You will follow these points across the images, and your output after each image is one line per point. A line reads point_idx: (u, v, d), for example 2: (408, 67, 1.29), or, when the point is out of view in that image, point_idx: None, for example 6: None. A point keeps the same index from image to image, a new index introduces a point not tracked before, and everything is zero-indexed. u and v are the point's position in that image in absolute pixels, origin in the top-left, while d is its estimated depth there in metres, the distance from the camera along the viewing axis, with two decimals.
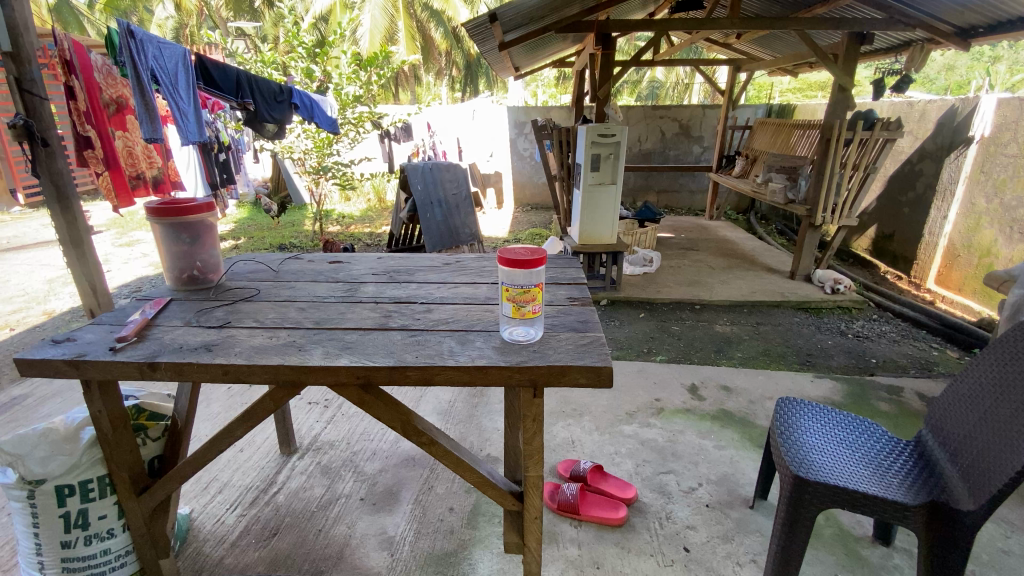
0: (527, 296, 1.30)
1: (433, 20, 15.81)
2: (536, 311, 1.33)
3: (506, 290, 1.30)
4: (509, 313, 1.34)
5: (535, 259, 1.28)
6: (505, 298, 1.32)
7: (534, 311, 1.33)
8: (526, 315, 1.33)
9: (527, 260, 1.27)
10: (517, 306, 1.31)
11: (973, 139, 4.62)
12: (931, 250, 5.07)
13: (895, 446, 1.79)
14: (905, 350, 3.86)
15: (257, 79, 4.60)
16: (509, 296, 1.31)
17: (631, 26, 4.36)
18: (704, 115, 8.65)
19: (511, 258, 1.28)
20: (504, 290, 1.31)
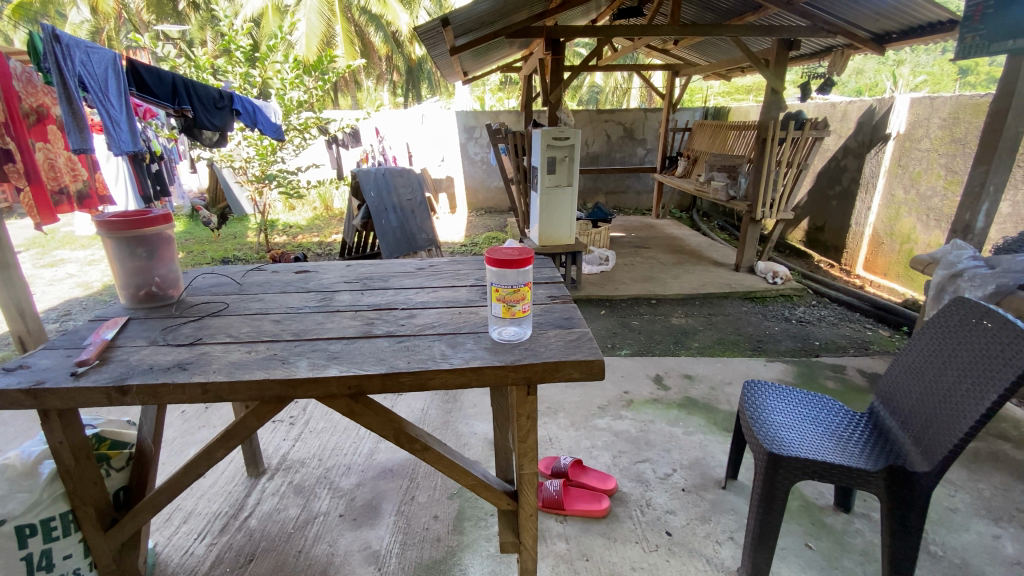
0: (517, 296, 1.31)
1: (372, 25, 15.43)
2: (526, 309, 1.35)
3: (495, 292, 1.31)
4: (499, 314, 1.34)
5: (523, 258, 1.29)
6: (494, 298, 1.33)
7: (524, 309, 1.34)
8: (515, 314, 1.34)
9: (515, 259, 1.28)
10: (507, 306, 1.32)
11: (890, 136, 5.06)
12: (858, 239, 5.50)
13: (851, 419, 1.93)
14: (843, 332, 4.18)
15: (194, 84, 4.35)
16: (498, 297, 1.31)
17: (579, 32, 4.47)
18: (646, 119, 8.98)
19: (499, 258, 1.29)
20: (493, 291, 1.32)
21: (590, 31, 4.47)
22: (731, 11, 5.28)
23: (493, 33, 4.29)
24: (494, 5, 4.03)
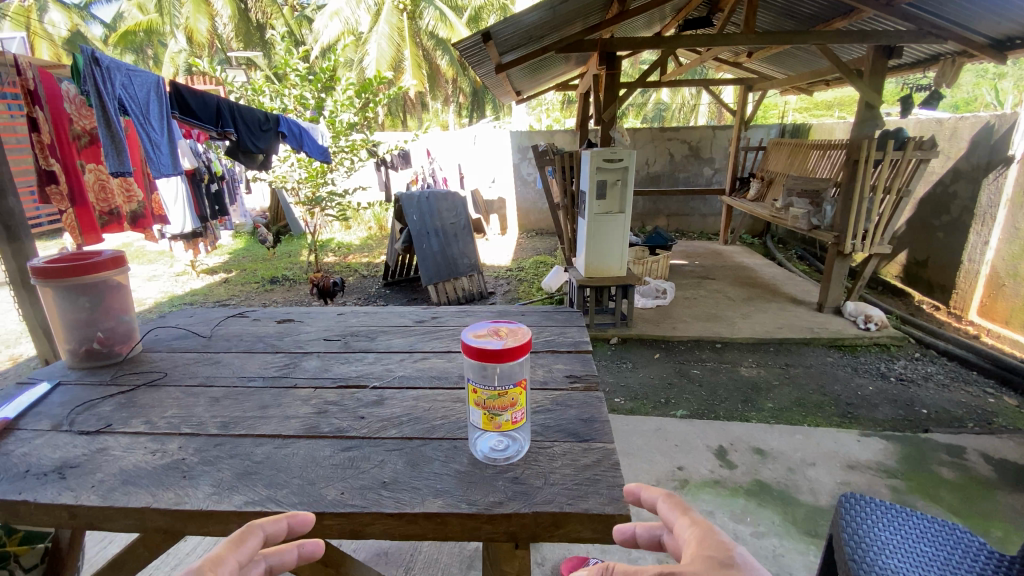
0: (505, 401, 0.91)
1: (439, 49, 15.60)
2: (518, 421, 0.93)
3: (473, 392, 0.92)
4: (478, 425, 0.94)
5: (516, 349, 0.89)
6: (471, 401, 0.93)
7: (514, 421, 0.93)
8: (501, 428, 0.93)
9: (504, 350, 0.88)
10: (488, 414, 0.91)
11: (1014, 159, 4.18)
12: (972, 279, 4.60)
13: (982, 563, 1.39)
14: (957, 397, 3.39)
15: (239, 107, 4.32)
16: (477, 400, 0.91)
17: (638, 44, 4.03)
18: (715, 137, 8.31)
19: (479, 346, 0.89)
20: (471, 390, 0.92)
21: (650, 43, 4.03)
22: (816, 17, 4.66)
23: (542, 48, 3.96)
24: (541, 17, 3.69)
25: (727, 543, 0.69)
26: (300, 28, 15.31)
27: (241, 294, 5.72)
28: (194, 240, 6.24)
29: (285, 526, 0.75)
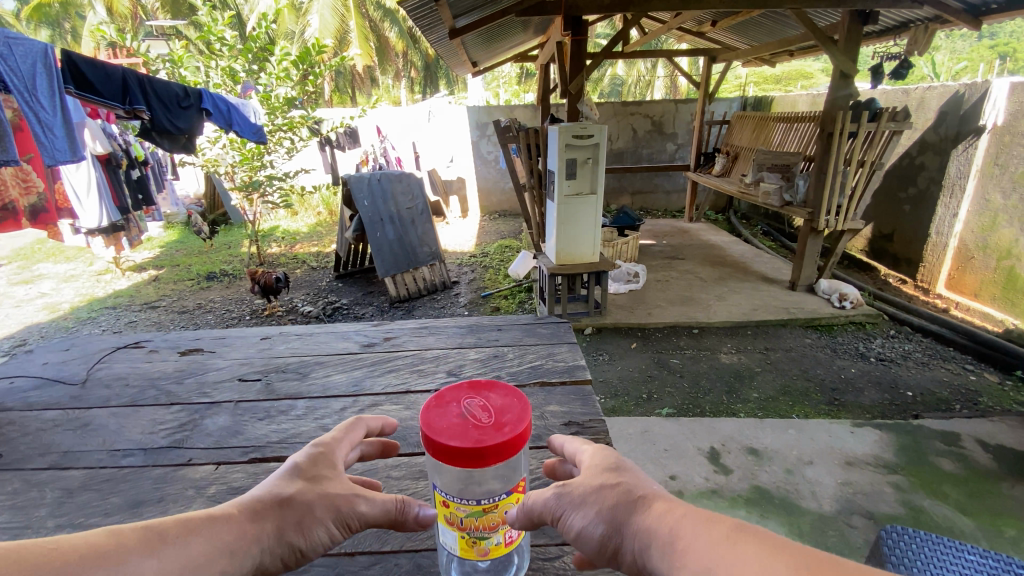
0: (494, 520, 0.63)
1: (387, 20, 14.59)
2: (510, 541, 0.66)
3: (445, 506, 0.63)
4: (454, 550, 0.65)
5: (509, 444, 0.60)
6: (441, 517, 0.65)
7: (503, 542, 0.65)
8: (487, 555, 0.65)
9: (493, 448, 0.59)
10: (466, 537, 0.63)
11: (984, 129, 4.12)
12: (939, 252, 4.57)
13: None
14: (938, 376, 3.32)
15: (150, 79, 3.71)
16: (451, 520, 0.63)
17: (606, 7, 3.68)
18: (677, 111, 8.11)
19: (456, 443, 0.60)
20: (441, 504, 0.63)
21: (619, 5, 3.69)
22: None
23: (502, 10, 3.55)
24: None
25: (619, 454, 0.71)
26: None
27: (173, 294, 5.10)
28: (115, 235, 5.52)
29: (381, 427, 0.82)
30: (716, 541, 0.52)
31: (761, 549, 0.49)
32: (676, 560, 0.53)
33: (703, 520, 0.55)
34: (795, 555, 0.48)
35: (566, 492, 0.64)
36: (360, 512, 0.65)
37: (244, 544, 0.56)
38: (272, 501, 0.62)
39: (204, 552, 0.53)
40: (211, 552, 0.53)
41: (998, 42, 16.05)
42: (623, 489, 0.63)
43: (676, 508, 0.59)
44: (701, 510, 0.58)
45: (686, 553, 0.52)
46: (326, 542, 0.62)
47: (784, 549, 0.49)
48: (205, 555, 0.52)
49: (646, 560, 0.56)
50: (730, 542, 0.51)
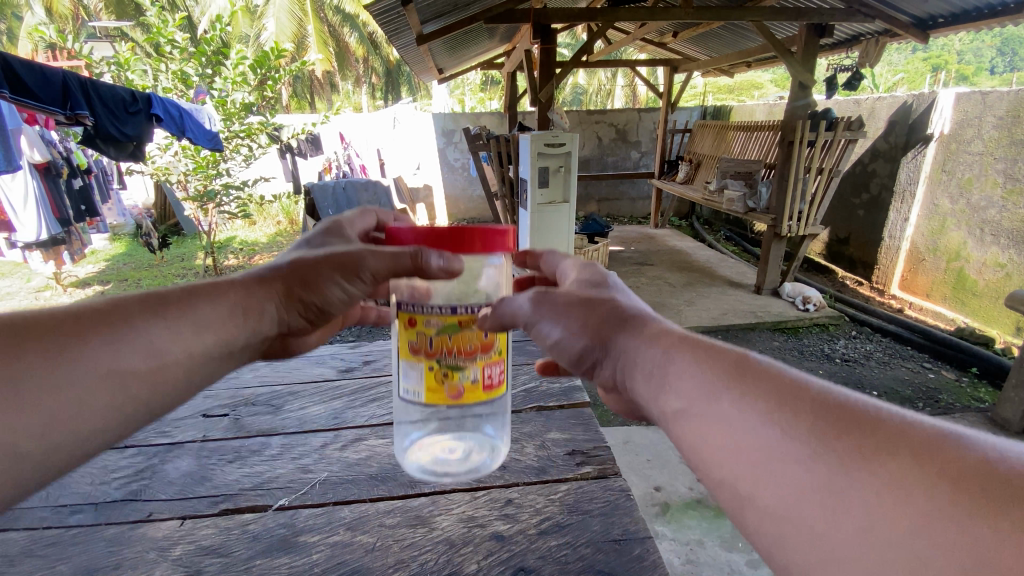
0: (466, 351, 0.65)
1: (347, 25, 14.27)
2: (484, 387, 0.67)
3: (411, 327, 0.64)
4: (422, 394, 0.66)
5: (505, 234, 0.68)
6: (408, 351, 0.66)
7: (477, 385, 0.66)
8: (458, 397, 0.66)
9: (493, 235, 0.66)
10: (437, 368, 0.64)
11: (932, 137, 4.34)
12: (893, 254, 4.78)
13: None
14: (900, 374, 3.45)
15: (94, 82, 3.46)
16: (417, 345, 0.65)
17: (575, 15, 3.68)
18: (640, 120, 8.25)
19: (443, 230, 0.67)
20: (407, 326, 0.65)
21: (587, 14, 3.69)
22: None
23: (470, 17, 3.50)
24: None
25: (608, 277, 0.77)
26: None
27: None
28: (55, 249, 5.16)
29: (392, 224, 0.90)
30: (730, 411, 0.51)
31: (765, 375, 0.52)
32: (688, 433, 0.53)
33: (711, 384, 0.54)
34: (814, 415, 0.46)
35: (553, 313, 0.67)
36: (370, 265, 0.69)
37: (242, 309, 0.68)
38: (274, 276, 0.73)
39: (215, 313, 0.66)
40: (210, 315, 0.65)
41: (930, 57, 17.14)
42: (614, 308, 0.68)
43: (678, 356, 0.58)
44: (703, 349, 0.58)
45: (698, 423, 0.53)
46: (339, 299, 0.73)
47: (801, 404, 0.47)
48: (214, 314, 0.65)
49: (647, 399, 0.61)
50: (734, 375, 0.53)
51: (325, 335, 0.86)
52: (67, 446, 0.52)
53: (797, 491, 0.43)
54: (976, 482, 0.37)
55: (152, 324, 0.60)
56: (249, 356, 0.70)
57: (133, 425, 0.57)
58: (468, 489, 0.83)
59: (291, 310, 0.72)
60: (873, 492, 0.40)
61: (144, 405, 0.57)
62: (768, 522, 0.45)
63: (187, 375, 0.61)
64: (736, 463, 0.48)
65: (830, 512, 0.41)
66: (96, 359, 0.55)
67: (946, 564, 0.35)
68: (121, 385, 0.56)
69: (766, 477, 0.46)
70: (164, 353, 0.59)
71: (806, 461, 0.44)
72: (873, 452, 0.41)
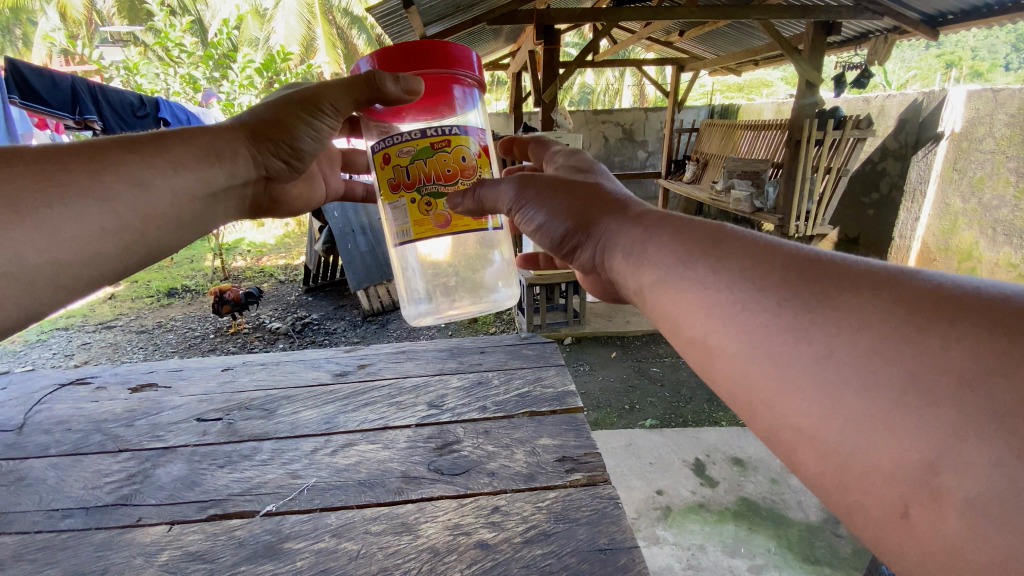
0: (444, 176, 0.77)
1: (356, 29, 13.36)
2: (466, 209, 0.79)
3: (387, 165, 0.77)
4: (411, 229, 0.78)
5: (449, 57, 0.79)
6: (390, 190, 0.78)
7: (460, 209, 0.79)
8: (446, 224, 0.78)
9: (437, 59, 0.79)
10: (421, 200, 0.77)
11: (942, 135, 4.26)
12: (903, 254, 4.71)
13: None
14: None
15: (101, 86, 3.48)
16: (396, 181, 0.77)
17: (578, 16, 3.66)
18: (647, 119, 8.21)
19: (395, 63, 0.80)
20: (383, 165, 0.77)
21: (590, 15, 3.68)
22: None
23: (472, 19, 3.50)
24: None
25: (593, 167, 0.83)
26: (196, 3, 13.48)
27: (130, 312, 4.81)
28: None
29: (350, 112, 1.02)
30: (704, 272, 0.50)
31: (739, 240, 0.51)
32: (661, 304, 0.54)
33: (683, 252, 0.53)
34: (784, 267, 0.45)
35: (537, 197, 0.73)
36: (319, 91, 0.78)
37: (216, 151, 0.74)
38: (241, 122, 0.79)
39: (193, 156, 0.72)
40: (187, 155, 0.71)
41: (943, 52, 16.82)
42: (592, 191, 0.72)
43: (656, 231, 0.59)
44: (679, 223, 0.58)
45: (668, 290, 0.53)
46: (305, 133, 0.81)
47: (775, 259, 0.46)
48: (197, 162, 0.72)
49: (625, 274, 0.62)
50: (709, 240, 0.52)
51: (297, 191, 0.96)
52: (81, 264, 0.61)
53: (761, 334, 0.43)
54: (940, 306, 0.36)
55: (134, 159, 0.65)
56: (227, 199, 0.78)
57: (130, 252, 0.66)
58: (455, 496, 0.83)
59: (264, 154, 0.80)
60: (835, 327, 0.39)
61: (139, 235, 0.66)
62: (732, 372, 0.45)
63: (173, 206, 0.69)
64: (703, 320, 0.47)
65: (790, 348, 0.41)
66: (99, 184, 0.62)
67: (901, 377, 0.35)
68: (115, 210, 0.63)
69: (733, 327, 0.45)
70: (151, 186, 0.66)
71: (770, 307, 0.43)
72: (834, 289, 0.41)
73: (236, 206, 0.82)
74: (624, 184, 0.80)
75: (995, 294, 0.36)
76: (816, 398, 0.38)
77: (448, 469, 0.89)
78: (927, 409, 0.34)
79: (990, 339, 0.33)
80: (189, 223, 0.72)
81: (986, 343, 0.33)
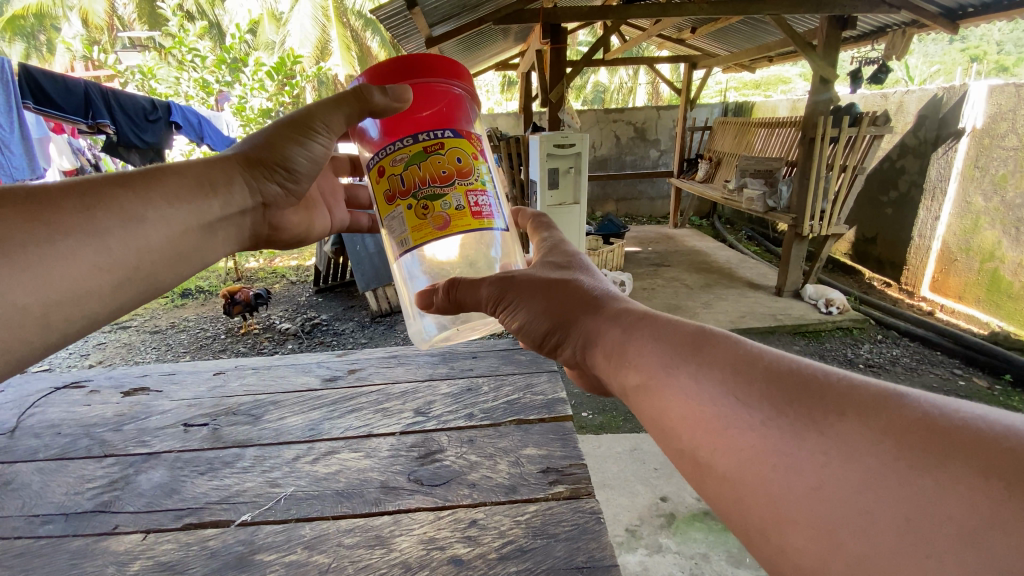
0: (440, 178, 0.74)
1: (369, 29, 13.79)
2: (465, 210, 0.75)
3: (382, 176, 0.76)
4: (410, 236, 0.75)
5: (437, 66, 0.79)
6: (386, 202, 0.76)
7: (460, 209, 0.75)
8: (446, 225, 0.74)
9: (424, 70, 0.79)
10: (415, 205, 0.74)
11: (963, 132, 4.16)
12: (923, 255, 4.57)
13: None
14: (928, 382, 3.28)
15: (116, 92, 3.53)
16: (391, 191, 0.75)
17: (585, 14, 3.62)
18: (659, 118, 8.11)
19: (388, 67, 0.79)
20: (379, 178, 0.76)
21: (597, 13, 3.64)
22: None
23: (478, 19, 3.48)
24: None
25: (576, 256, 0.81)
26: (214, 8, 13.68)
27: (145, 313, 4.87)
28: None
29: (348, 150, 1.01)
30: (687, 381, 0.50)
31: (718, 347, 0.51)
32: (647, 413, 0.52)
33: (667, 358, 0.53)
34: (767, 385, 0.45)
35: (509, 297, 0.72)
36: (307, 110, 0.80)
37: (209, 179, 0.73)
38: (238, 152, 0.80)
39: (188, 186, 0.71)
40: (182, 185, 0.70)
41: (967, 46, 16.35)
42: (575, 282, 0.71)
43: (640, 330, 0.58)
44: (661, 323, 0.58)
45: (653, 396, 0.52)
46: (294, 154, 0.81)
47: (755, 371, 0.47)
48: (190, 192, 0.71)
49: (608, 374, 0.61)
50: (689, 347, 0.53)
51: (297, 220, 0.94)
52: (68, 304, 0.58)
53: (749, 456, 0.42)
54: (921, 434, 0.37)
55: (126, 194, 0.64)
56: (225, 228, 0.76)
57: (121, 293, 0.63)
58: (433, 508, 0.81)
59: (259, 179, 0.80)
60: (819, 451, 0.39)
61: (133, 273, 0.63)
62: (722, 494, 0.43)
63: (168, 241, 0.66)
64: (691, 432, 0.47)
65: (779, 475, 0.40)
66: (91, 221, 0.59)
67: (895, 520, 0.35)
68: (105, 248, 0.60)
69: (721, 446, 0.44)
70: (146, 221, 0.64)
71: (758, 426, 0.43)
72: (820, 414, 0.41)
73: (237, 239, 0.80)
74: (607, 278, 0.78)
75: (973, 420, 0.36)
76: (811, 527, 0.37)
77: (428, 480, 0.87)
78: (929, 560, 0.33)
79: (969, 474, 0.34)
80: (185, 257, 0.69)
81: (971, 476, 0.34)
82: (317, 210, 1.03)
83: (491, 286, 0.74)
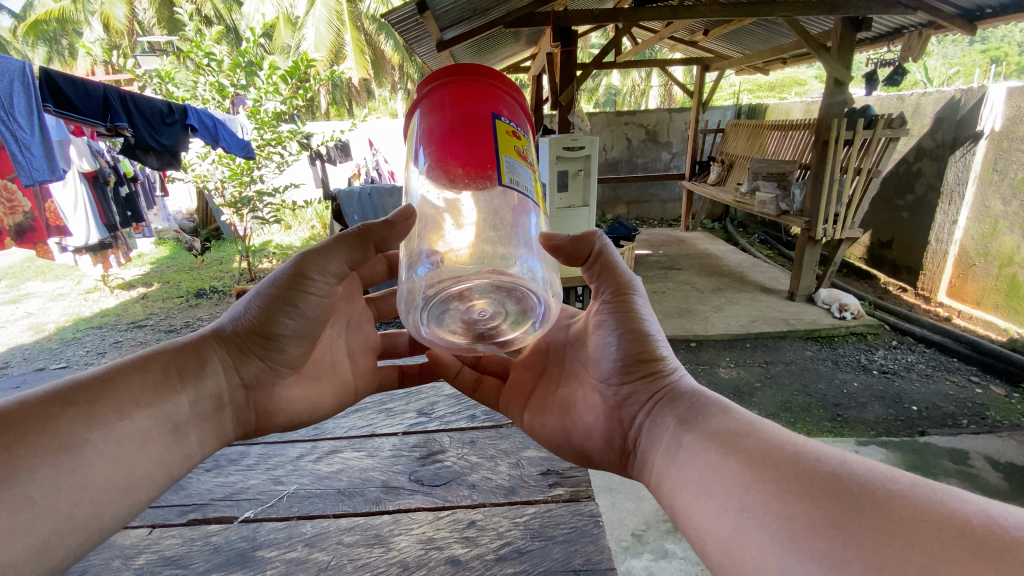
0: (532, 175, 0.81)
1: (382, 33, 14.27)
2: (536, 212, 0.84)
3: (517, 137, 0.75)
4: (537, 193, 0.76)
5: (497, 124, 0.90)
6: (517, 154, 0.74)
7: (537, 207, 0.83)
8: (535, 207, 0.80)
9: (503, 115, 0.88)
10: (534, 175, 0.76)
11: (980, 135, 4.08)
12: (939, 259, 4.48)
13: None
14: (943, 390, 3.21)
15: (134, 95, 3.61)
16: (522, 152, 0.75)
17: (595, 17, 3.63)
18: (671, 120, 8.08)
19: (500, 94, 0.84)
20: (513, 135, 0.74)
21: (609, 15, 3.64)
22: None
23: (489, 22, 3.51)
24: None
25: None
26: (231, 13, 13.88)
27: (161, 311, 4.93)
28: (102, 252, 5.26)
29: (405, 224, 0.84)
30: (759, 447, 0.57)
31: (794, 437, 0.58)
32: (702, 469, 0.60)
33: (733, 428, 0.62)
34: (829, 471, 0.51)
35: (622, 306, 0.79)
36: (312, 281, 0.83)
37: (178, 368, 0.75)
38: (222, 329, 0.83)
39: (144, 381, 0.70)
40: (142, 387, 0.69)
41: (987, 47, 16.03)
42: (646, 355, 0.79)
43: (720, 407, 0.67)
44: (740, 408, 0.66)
45: (711, 455, 0.60)
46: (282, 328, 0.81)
47: (828, 457, 0.53)
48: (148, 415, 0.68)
49: (674, 427, 0.67)
50: (767, 427, 0.60)
51: (299, 395, 0.86)
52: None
53: (802, 523, 0.48)
54: (978, 536, 0.40)
55: (70, 414, 0.62)
56: (199, 426, 0.73)
57: (53, 545, 0.56)
58: (432, 508, 0.81)
59: (236, 356, 0.81)
60: (882, 530, 0.44)
61: (69, 519, 0.57)
62: (762, 558, 0.49)
63: (116, 466, 0.63)
64: (752, 491, 0.54)
65: (827, 548, 0.45)
66: (9, 464, 0.55)
67: None
68: (25, 496, 0.55)
69: (773, 511, 0.51)
70: (88, 446, 0.61)
71: (811, 498, 0.49)
72: (884, 499, 0.46)
73: (217, 436, 0.76)
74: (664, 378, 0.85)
75: None
76: None
77: (428, 481, 0.88)
78: None
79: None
80: (142, 477, 0.65)
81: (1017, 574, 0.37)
82: (343, 373, 0.93)
83: (620, 277, 0.81)
